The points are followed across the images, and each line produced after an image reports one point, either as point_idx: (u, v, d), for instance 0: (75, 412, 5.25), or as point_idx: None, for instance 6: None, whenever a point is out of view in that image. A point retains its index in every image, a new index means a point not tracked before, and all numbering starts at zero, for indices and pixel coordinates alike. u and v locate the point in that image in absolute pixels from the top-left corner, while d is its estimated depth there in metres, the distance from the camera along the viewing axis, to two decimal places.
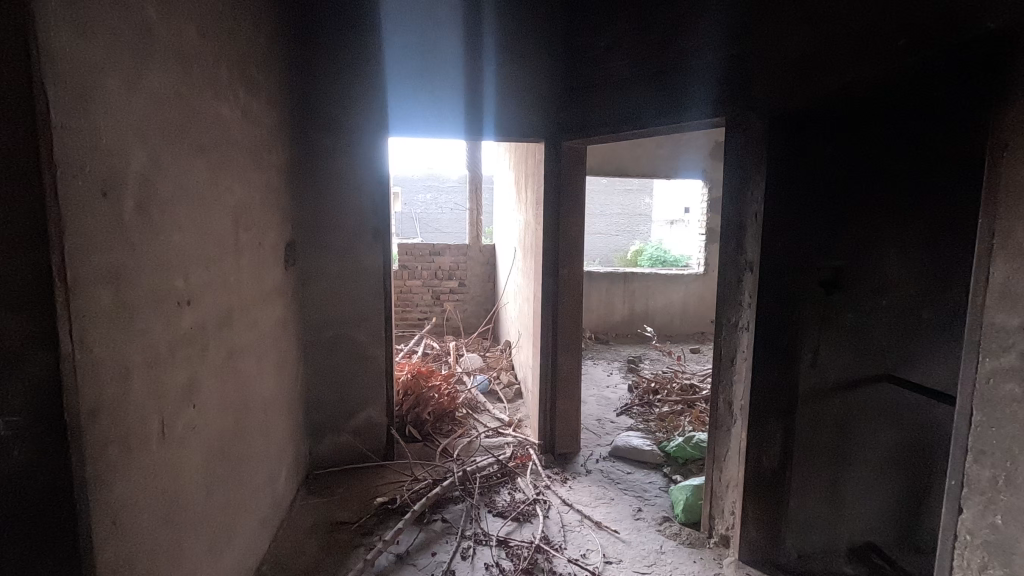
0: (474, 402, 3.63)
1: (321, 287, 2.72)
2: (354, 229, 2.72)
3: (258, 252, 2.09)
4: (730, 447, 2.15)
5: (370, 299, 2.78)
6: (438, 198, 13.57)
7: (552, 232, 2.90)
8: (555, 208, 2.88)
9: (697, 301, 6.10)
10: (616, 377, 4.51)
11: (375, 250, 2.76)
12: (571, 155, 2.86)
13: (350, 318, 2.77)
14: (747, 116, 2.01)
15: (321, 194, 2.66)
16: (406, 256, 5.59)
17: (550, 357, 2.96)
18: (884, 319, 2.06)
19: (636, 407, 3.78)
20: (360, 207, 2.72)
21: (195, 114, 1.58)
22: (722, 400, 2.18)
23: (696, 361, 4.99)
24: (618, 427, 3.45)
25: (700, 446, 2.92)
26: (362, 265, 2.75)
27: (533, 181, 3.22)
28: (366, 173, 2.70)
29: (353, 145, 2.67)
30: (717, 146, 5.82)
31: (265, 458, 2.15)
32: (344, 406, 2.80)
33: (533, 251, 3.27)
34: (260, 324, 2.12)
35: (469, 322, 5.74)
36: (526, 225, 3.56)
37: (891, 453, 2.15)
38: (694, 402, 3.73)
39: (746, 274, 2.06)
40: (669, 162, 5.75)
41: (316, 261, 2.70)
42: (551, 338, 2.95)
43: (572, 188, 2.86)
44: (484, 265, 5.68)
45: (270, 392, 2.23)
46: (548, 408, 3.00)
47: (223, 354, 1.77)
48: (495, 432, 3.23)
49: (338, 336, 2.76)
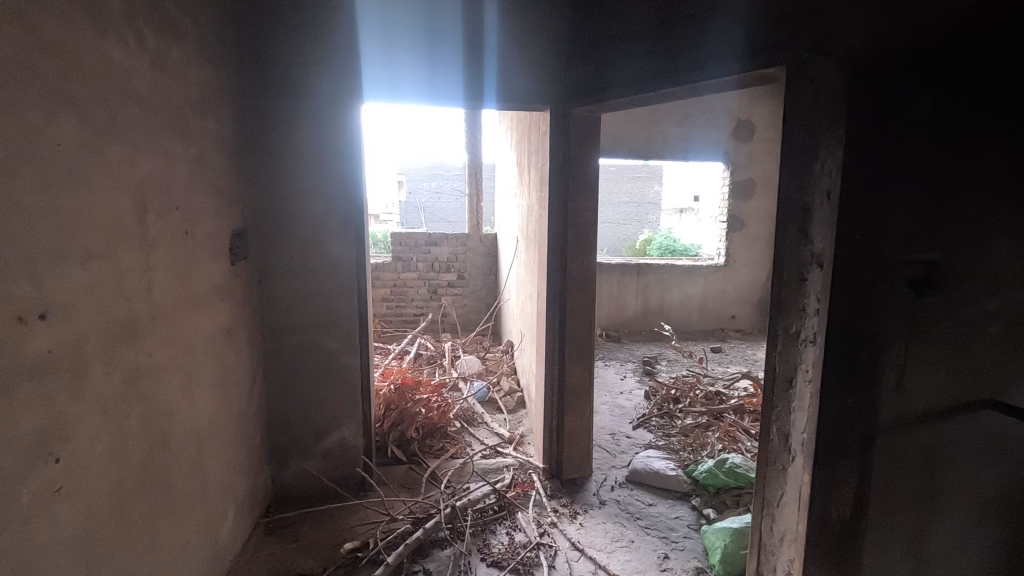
0: (470, 414, 3.19)
1: (282, 284, 2.28)
2: (320, 214, 2.27)
3: (185, 245, 1.64)
4: (787, 491, 1.70)
5: (341, 299, 2.33)
6: (441, 186, 13.09)
7: (559, 216, 2.43)
8: (562, 191, 2.40)
9: (717, 296, 5.60)
10: (631, 382, 4.05)
11: (346, 240, 2.31)
12: (581, 125, 2.37)
13: (317, 322, 2.32)
14: (816, 62, 1.52)
15: (280, 172, 2.21)
16: (400, 247, 5.14)
17: (556, 367, 2.51)
18: (993, 329, 1.37)
19: (656, 418, 3.32)
20: (330, 188, 2.27)
21: (57, 52, 1.12)
22: (775, 430, 1.72)
23: (719, 362, 4.51)
24: (635, 444, 3.00)
25: (734, 472, 2.48)
26: (330, 258, 2.30)
27: (536, 160, 2.75)
28: (335, 147, 2.25)
29: (318, 113, 2.21)
30: (741, 126, 5.32)
31: (201, 504, 1.72)
32: (312, 427, 2.37)
33: (537, 240, 2.80)
34: (191, 334, 1.68)
35: (468, 319, 5.29)
36: (529, 210, 3.09)
37: (998, 511, 1.42)
38: (722, 413, 3.28)
39: (812, 271, 1.58)
40: (688, 143, 5.24)
41: (275, 253, 2.25)
42: (558, 346, 2.49)
43: (582, 167, 2.38)
44: (486, 257, 5.22)
45: (209, 419, 1.79)
46: (554, 427, 2.56)
47: (123, 381, 1.33)
48: (492, 451, 2.80)
49: (303, 343, 2.32)
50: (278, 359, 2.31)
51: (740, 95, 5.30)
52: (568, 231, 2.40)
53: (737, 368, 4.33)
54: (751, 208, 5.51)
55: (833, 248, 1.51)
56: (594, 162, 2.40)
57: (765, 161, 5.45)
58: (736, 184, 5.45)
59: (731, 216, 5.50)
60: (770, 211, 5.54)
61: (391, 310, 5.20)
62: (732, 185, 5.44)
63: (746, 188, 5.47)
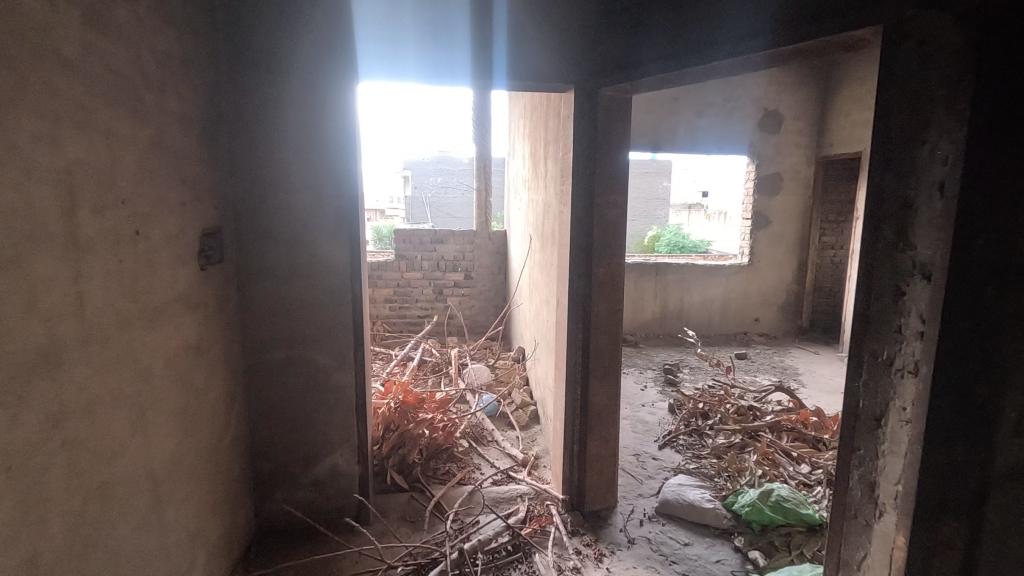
0: (479, 432, 2.89)
1: (264, 289, 1.97)
2: (308, 209, 1.97)
3: (136, 249, 1.34)
4: (872, 552, 1.37)
5: (332, 307, 2.03)
6: (447, 181, 12.80)
7: (583, 213, 2.11)
8: (587, 184, 2.09)
9: (740, 298, 5.26)
10: (652, 393, 3.74)
11: (339, 238, 2.00)
12: (609, 107, 2.05)
13: (305, 333, 2.02)
14: (923, 20, 1.19)
15: (261, 160, 1.91)
16: (404, 245, 4.84)
17: (578, 385, 2.20)
18: None
19: (684, 437, 3.02)
20: (319, 179, 1.96)
21: None
22: (857, 478, 1.39)
23: (746, 371, 4.18)
24: (662, 468, 2.70)
25: (781, 507, 2.17)
26: (320, 259, 2.00)
27: (556, 150, 2.44)
28: (325, 132, 1.94)
29: (304, 92, 1.91)
30: (767, 116, 4.97)
31: (160, 561, 1.43)
32: (300, 453, 2.07)
33: (556, 240, 2.48)
34: (146, 357, 1.38)
35: (476, 321, 5.00)
36: (546, 206, 2.77)
37: None
38: (759, 430, 2.97)
39: (914, 282, 1.23)
40: (711, 135, 4.90)
41: (256, 254, 1.95)
42: (580, 362, 2.18)
43: (609, 158, 2.07)
44: (495, 255, 4.92)
45: (170, 457, 1.49)
46: (575, 452, 2.25)
47: (41, 425, 1.03)
48: (504, 476, 2.51)
49: (289, 359, 2.02)
50: (261, 377, 2.01)
51: (768, 83, 4.93)
52: (593, 230, 2.09)
53: (766, 378, 4.01)
54: (778, 205, 5.15)
55: (943, 255, 1.17)
56: (623, 152, 2.08)
57: (794, 154, 5.09)
58: (762, 179, 5.08)
59: (757, 213, 5.12)
60: (798, 208, 5.18)
61: (394, 312, 4.90)
62: (758, 179, 5.07)
63: (772, 183, 5.11)
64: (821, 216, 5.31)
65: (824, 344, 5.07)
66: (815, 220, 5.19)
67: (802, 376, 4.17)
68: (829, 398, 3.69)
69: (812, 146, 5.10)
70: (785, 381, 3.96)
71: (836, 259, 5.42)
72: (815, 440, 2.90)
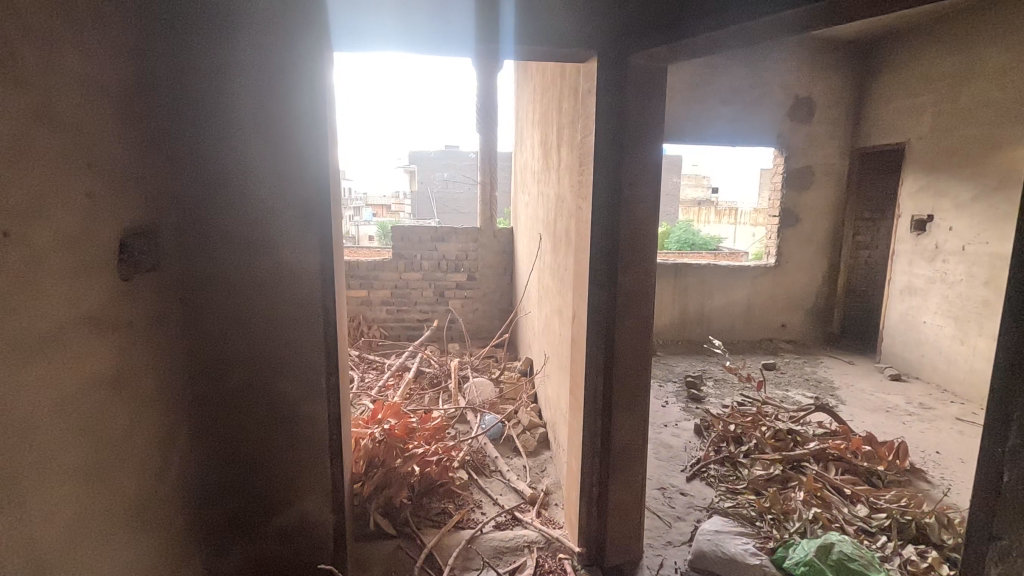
0: (480, 461, 2.53)
1: (216, 302, 1.61)
2: (270, 203, 1.60)
3: (10, 260, 0.94)
4: None
5: (300, 323, 1.66)
6: (453, 176, 12.41)
7: (605, 211, 1.73)
8: (611, 176, 1.71)
9: (766, 301, 4.85)
10: (675, 409, 3.36)
11: (307, 238, 1.63)
12: (639, 80, 1.66)
13: (267, 355, 1.66)
14: None
15: (211, 143, 1.55)
16: (402, 243, 4.47)
17: (597, 418, 1.83)
18: None
19: (716, 467, 2.64)
20: (282, 168, 1.60)
21: None
22: None
23: (777, 386, 3.79)
24: (693, 507, 2.32)
25: (846, 569, 1.78)
26: (285, 264, 1.63)
27: (573, 134, 2.05)
28: (290, 110, 1.58)
29: (265, 60, 1.54)
30: (798, 104, 4.55)
31: None
32: (264, 498, 1.72)
33: (572, 243, 2.10)
34: (30, 409, 0.99)
35: (480, 326, 4.63)
36: (560, 202, 2.38)
37: None
38: (802, 460, 2.58)
39: None
40: (736, 124, 4.49)
41: (207, 259, 1.59)
42: (599, 391, 1.81)
43: (638, 142, 1.68)
44: (500, 255, 4.55)
45: (76, 538, 1.11)
46: (593, 498, 1.88)
47: None
48: (508, 518, 2.14)
49: (246, 386, 1.66)
50: (213, 408, 1.65)
51: (800, 68, 4.51)
52: (620, 231, 1.71)
53: (801, 395, 3.61)
54: (808, 201, 4.72)
55: None
56: (656, 134, 1.69)
57: (827, 146, 4.67)
58: (792, 172, 4.66)
59: (785, 210, 4.70)
60: (831, 204, 4.75)
61: (392, 316, 4.54)
62: (787, 173, 4.65)
63: (803, 177, 4.68)
64: (855, 214, 4.88)
65: (859, 352, 4.65)
66: (848, 217, 4.77)
67: (839, 390, 3.77)
68: (873, 418, 3.29)
69: (847, 137, 4.67)
70: (822, 398, 3.56)
71: (870, 259, 5.00)
72: (867, 473, 2.51)
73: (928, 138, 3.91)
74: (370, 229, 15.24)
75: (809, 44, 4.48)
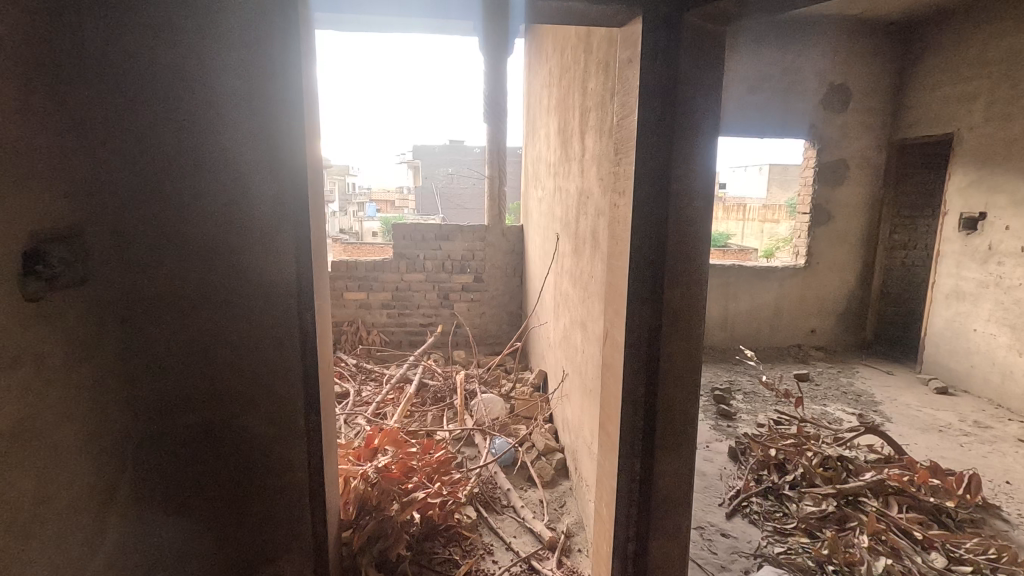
0: (490, 494, 2.21)
1: (165, 323, 1.28)
2: (232, 200, 1.27)
3: None
4: None
5: (271, 349, 1.34)
6: (458, 172, 12.09)
7: (647, 210, 1.39)
8: (657, 165, 1.38)
9: (794, 305, 4.51)
10: (705, 429, 3.04)
11: (280, 244, 1.31)
12: (692, 43, 1.32)
13: (231, 388, 1.34)
14: None
15: (154, 126, 1.22)
16: (403, 243, 4.14)
17: (634, 460, 1.51)
18: None
19: (759, 502, 2.32)
20: (246, 158, 1.27)
21: None
22: None
23: (814, 400, 3.45)
24: (738, 552, 2.01)
25: None
26: (252, 275, 1.31)
27: (606, 117, 1.71)
28: (255, 85, 1.25)
29: (221, 19, 1.22)
30: (832, 91, 4.19)
31: None
32: (233, 558, 1.42)
33: (603, 247, 1.77)
34: None
35: (487, 331, 4.31)
36: (585, 197, 2.04)
37: None
38: (859, 495, 2.25)
39: None
40: (764, 113, 4.14)
41: (154, 270, 1.26)
42: (637, 428, 1.49)
43: (691, 124, 1.34)
44: (509, 254, 4.23)
45: None
46: (629, 555, 1.55)
47: None
48: (523, 569, 1.81)
49: (205, 427, 1.35)
50: (162, 455, 1.33)
51: (835, 52, 4.14)
52: (668, 235, 1.38)
53: (841, 411, 3.28)
54: (841, 197, 4.37)
55: None
56: (713, 111, 1.35)
57: (862, 138, 4.31)
58: (826, 166, 4.31)
59: (817, 207, 4.36)
60: (865, 200, 4.40)
61: (393, 320, 4.23)
62: (820, 167, 4.30)
63: (836, 171, 4.33)
64: (892, 211, 4.52)
65: (896, 361, 4.31)
66: (885, 215, 4.41)
67: (882, 404, 3.43)
68: (925, 438, 2.95)
69: (885, 127, 4.31)
70: (865, 414, 3.22)
71: (906, 260, 4.65)
72: (934, 510, 2.19)
73: (981, 127, 3.55)
74: (373, 226, 15.01)
75: (846, 26, 4.11)
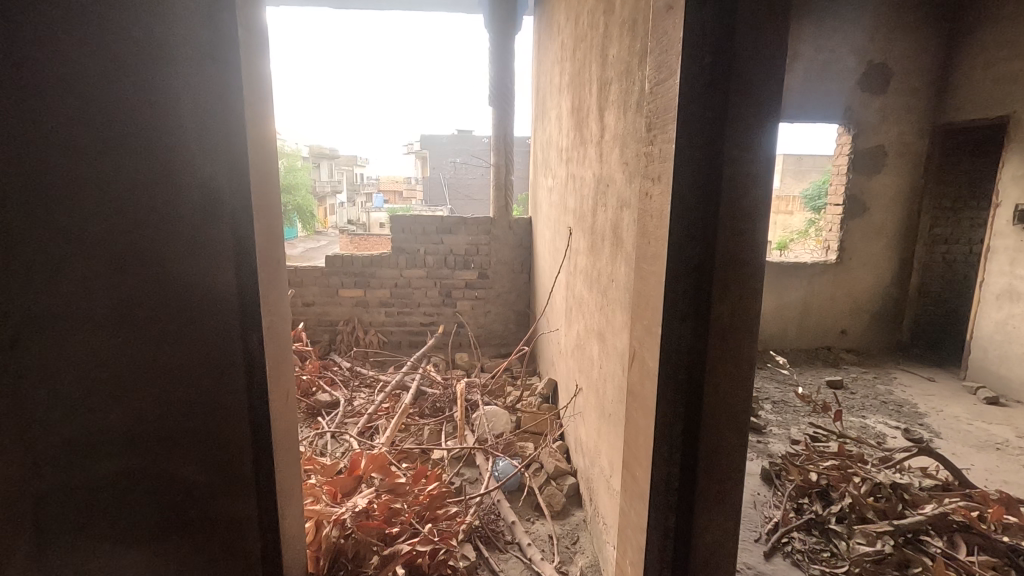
0: (492, 529, 1.91)
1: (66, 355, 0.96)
2: (150, 192, 0.97)
3: None
4: None
5: (209, 382, 1.07)
6: (467, 161, 11.75)
7: (689, 202, 1.08)
8: (703, 145, 1.06)
9: (824, 305, 4.17)
10: None
11: (216, 251, 1.03)
12: None
13: (158, 433, 1.04)
14: None
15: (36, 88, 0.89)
16: (402, 237, 3.84)
17: (668, 513, 1.21)
18: None
19: (801, 538, 2.01)
20: (167, 130, 0.97)
21: None
22: None
23: (852, 411, 3.13)
24: None
25: None
26: (180, 289, 1.02)
27: (635, 87, 1.39)
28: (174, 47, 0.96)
29: None
30: (870, 71, 3.83)
31: None
32: None
33: (630, 249, 1.46)
34: None
35: (493, 331, 4.02)
36: (605, 186, 1.73)
37: None
38: (919, 532, 1.93)
39: None
40: (794, 96, 3.79)
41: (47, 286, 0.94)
42: (672, 475, 1.19)
43: (750, 90, 1.03)
44: (516, 248, 3.93)
45: None
46: None
47: None
48: None
49: (119, 486, 1.03)
50: (61, 533, 1.00)
51: (874, 28, 3.77)
52: (717, 236, 1.08)
53: (883, 424, 2.95)
54: (878, 187, 4.02)
55: None
56: (781, 72, 1.03)
57: (903, 121, 3.95)
58: (862, 153, 3.95)
59: (851, 198, 4.00)
60: (903, 190, 4.04)
61: (392, 319, 3.96)
62: (855, 154, 3.94)
63: (873, 158, 3.97)
64: (934, 202, 4.17)
65: (935, 366, 3.98)
66: (925, 207, 4.06)
67: (928, 417, 3.10)
68: (981, 457, 2.63)
69: (928, 111, 3.95)
70: (910, 429, 2.89)
71: (947, 256, 4.29)
72: (1009, 552, 1.84)
73: None
74: (381, 217, 14.73)
75: None
